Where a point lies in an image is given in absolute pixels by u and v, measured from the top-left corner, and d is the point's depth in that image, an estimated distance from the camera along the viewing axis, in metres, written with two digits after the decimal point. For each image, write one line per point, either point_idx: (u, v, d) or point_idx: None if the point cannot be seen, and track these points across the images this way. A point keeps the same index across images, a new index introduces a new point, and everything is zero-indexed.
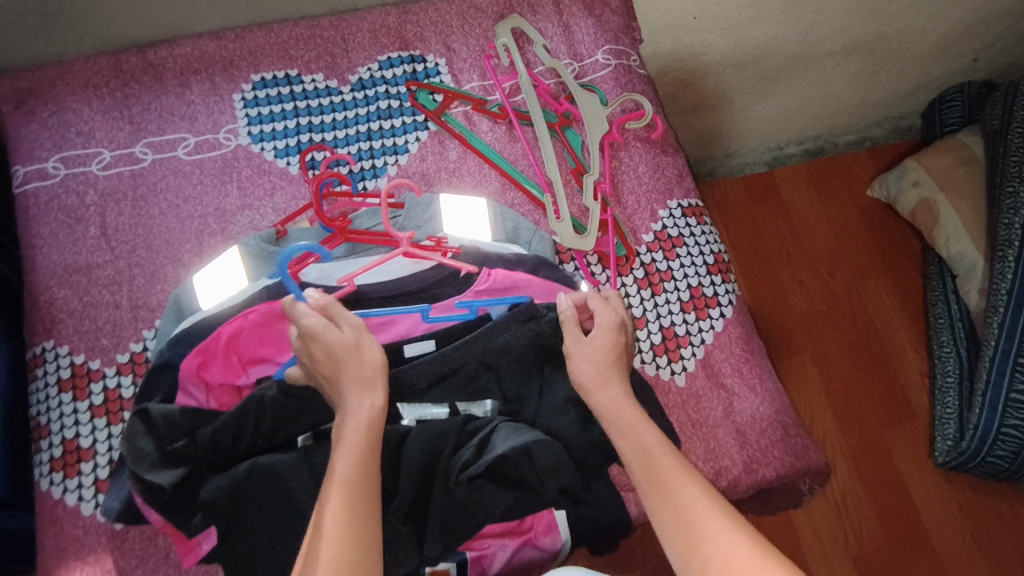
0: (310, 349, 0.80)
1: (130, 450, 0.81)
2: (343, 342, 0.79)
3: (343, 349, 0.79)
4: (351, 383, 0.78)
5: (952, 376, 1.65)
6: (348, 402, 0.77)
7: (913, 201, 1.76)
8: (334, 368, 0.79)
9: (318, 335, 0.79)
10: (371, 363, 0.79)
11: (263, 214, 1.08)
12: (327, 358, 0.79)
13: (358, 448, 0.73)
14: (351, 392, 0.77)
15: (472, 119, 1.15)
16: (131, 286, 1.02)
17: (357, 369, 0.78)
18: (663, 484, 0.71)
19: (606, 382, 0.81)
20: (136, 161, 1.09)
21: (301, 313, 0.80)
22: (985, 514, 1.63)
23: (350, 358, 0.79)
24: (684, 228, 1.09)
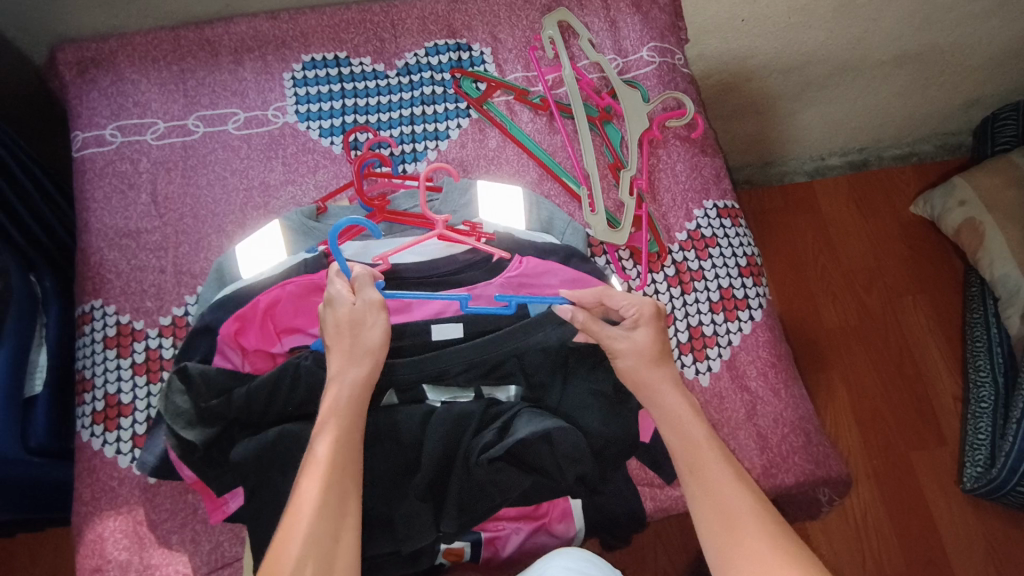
0: (326, 315, 0.82)
1: (167, 408, 0.85)
2: (350, 315, 0.81)
3: (344, 323, 0.80)
4: (346, 358, 0.79)
5: (986, 402, 1.61)
6: (336, 376, 0.79)
7: (958, 220, 1.72)
8: (336, 339, 0.80)
9: (337, 303, 0.82)
10: (367, 343, 0.80)
11: (305, 190, 1.11)
12: (334, 329, 0.81)
13: (336, 430, 0.75)
14: (340, 368, 0.79)
15: (514, 109, 1.16)
16: (177, 253, 1.06)
17: (353, 346, 0.80)
18: (709, 482, 0.73)
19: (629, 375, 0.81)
20: (188, 133, 1.13)
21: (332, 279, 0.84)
22: (1010, 546, 1.59)
23: (353, 332, 0.80)
24: (718, 229, 1.09)
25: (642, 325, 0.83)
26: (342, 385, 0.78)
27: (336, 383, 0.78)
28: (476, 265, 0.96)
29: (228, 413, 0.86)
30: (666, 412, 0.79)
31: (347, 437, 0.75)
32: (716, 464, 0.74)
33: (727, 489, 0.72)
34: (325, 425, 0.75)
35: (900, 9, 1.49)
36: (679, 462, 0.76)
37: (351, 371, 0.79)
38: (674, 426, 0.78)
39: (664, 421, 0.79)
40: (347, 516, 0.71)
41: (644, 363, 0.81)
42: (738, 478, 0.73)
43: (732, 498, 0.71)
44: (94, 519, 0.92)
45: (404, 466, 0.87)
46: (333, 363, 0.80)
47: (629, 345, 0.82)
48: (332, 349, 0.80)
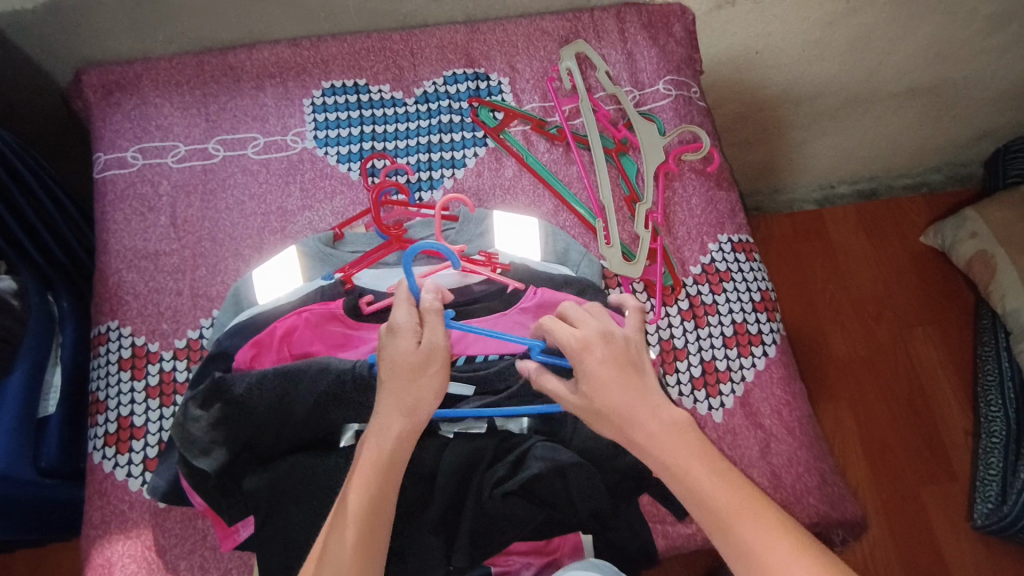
0: (387, 344, 0.79)
1: (179, 436, 0.85)
2: (412, 355, 0.77)
3: (405, 363, 0.77)
4: (397, 403, 0.76)
5: (997, 437, 1.59)
6: (382, 418, 0.76)
7: (970, 252, 1.72)
8: (394, 377, 0.77)
9: (403, 338, 0.78)
10: (422, 391, 0.77)
11: (322, 216, 1.11)
12: (392, 363, 0.77)
13: (370, 482, 0.73)
14: (385, 413, 0.76)
15: (531, 139, 1.17)
16: (193, 275, 1.06)
17: (409, 390, 0.77)
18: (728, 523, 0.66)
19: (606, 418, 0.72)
20: (208, 156, 1.14)
21: (399, 304, 0.80)
22: None
23: (414, 376, 0.77)
24: (733, 263, 1.08)
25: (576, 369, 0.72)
26: (387, 429, 0.75)
27: (380, 424, 0.76)
28: (490, 296, 0.97)
29: (246, 433, 0.87)
30: (677, 475, 0.69)
31: (381, 489, 0.73)
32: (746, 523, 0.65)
33: (770, 554, 0.63)
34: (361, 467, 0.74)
35: (912, 43, 1.50)
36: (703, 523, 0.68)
37: (399, 416, 0.76)
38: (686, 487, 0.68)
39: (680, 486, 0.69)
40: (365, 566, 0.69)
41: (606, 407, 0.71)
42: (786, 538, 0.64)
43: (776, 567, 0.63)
44: (103, 542, 0.92)
45: (418, 494, 0.88)
46: (386, 403, 0.77)
47: (580, 401, 0.74)
48: (387, 386, 0.77)
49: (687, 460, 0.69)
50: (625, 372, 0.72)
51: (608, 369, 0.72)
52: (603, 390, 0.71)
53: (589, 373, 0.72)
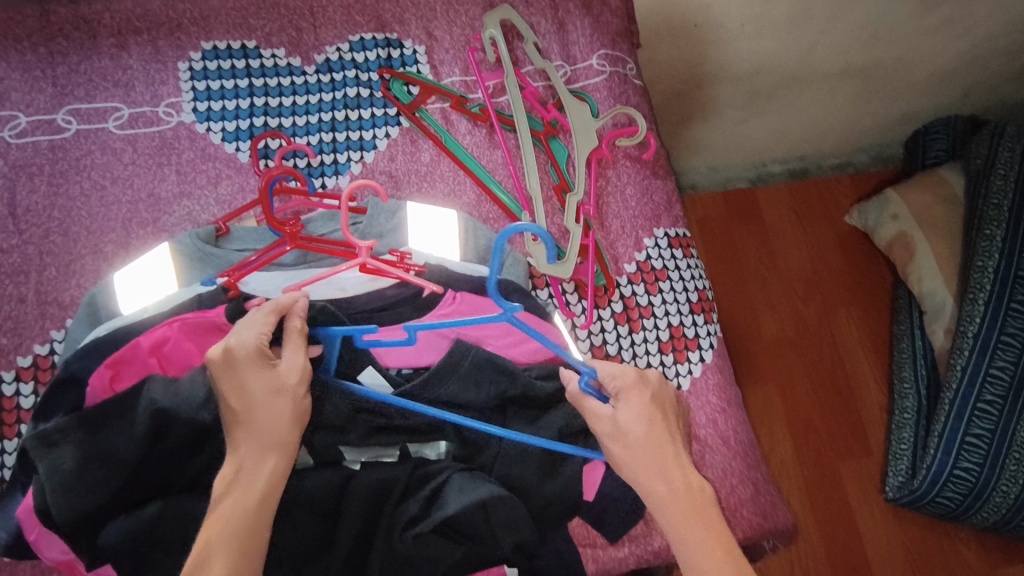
0: (232, 374, 0.73)
1: (45, 464, 0.71)
2: (270, 380, 0.73)
3: (265, 389, 0.72)
4: (260, 435, 0.71)
5: (909, 413, 1.63)
6: (247, 455, 0.70)
7: (890, 234, 1.73)
8: (252, 408, 0.72)
9: (257, 362, 0.73)
10: (278, 423, 0.72)
11: (204, 205, 0.95)
12: (244, 394, 0.72)
13: (239, 523, 0.66)
14: (249, 449, 0.71)
15: (450, 118, 1.04)
16: (40, 278, 0.88)
17: (265, 419, 0.72)
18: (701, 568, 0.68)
19: (637, 447, 0.75)
20: (57, 130, 0.94)
21: (247, 327, 0.74)
22: (927, 553, 1.64)
23: (275, 401, 0.73)
24: (669, 260, 1.00)
25: (630, 400, 0.77)
26: (253, 461, 0.70)
27: (243, 459, 0.70)
28: (404, 301, 0.85)
29: (127, 473, 0.72)
30: (682, 538, 0.70)
31: (259, 524, 0.67)
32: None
33: None
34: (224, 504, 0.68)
35: (848, 22, 1.45)
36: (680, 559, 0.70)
37: (264, 447, 0.71)
38: (687, 551, 0.70)
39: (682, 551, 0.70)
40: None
41: (638, 440, 0.75)
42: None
43: None
44: None
45: (317, 536, 0.76)
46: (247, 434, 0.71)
47: (613, 427, 0.77)
48: (245, 417, 0.72)
49: (697, 530, 0.70)
50: (672, 420, 0.78)
51: (658, 411, 0.77)
52: (646, 425, 0.76)
53: (638, 410, 0.77)
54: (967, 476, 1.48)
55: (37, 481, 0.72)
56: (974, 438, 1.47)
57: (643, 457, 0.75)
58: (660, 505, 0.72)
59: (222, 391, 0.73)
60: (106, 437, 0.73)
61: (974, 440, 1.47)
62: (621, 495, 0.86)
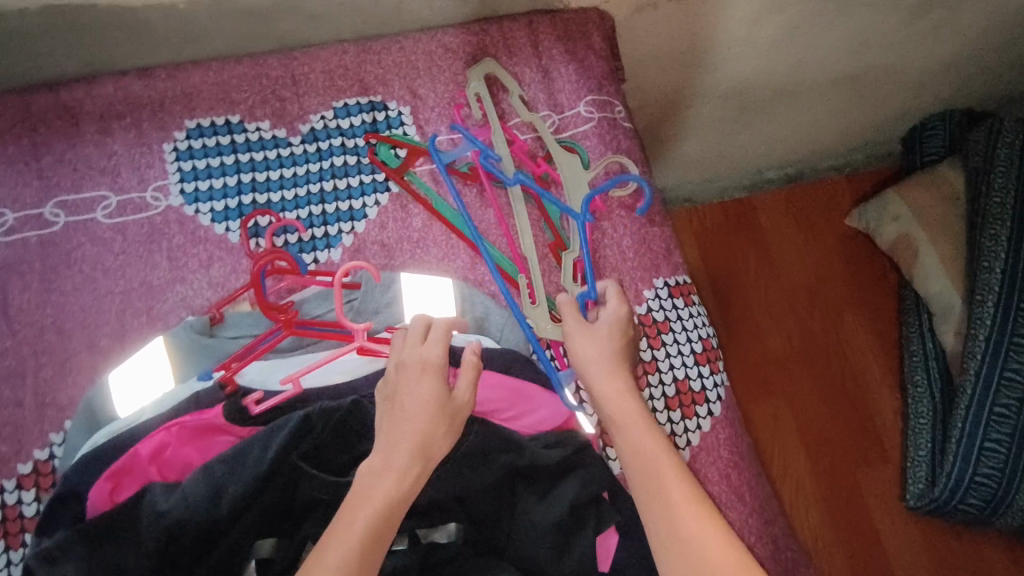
0: (413, 375, 0.76)
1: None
2: (440, 397, 0.75)
3: (434, 404, 0.74)
4: (417, 440, 0.72)
5: (924, 418, 1.61)
6: (399, 453, 0.71)
7: (893, 235, 1.71)
8: (414, 411, 0.74)
9: (436, 374, 0.76)
10: (433, 439, 0.73)
11: (197, 289, 0.94)
12: (416, 395, 0.75)
13: (377, 516, 0.67)
14: (402, 448, 0.71)
15: (440, 180, 1.03)
16: (36, 379, 0.87)
17: (425, 428, 0.73)
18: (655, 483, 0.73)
19: (604, 357, 0.83)
20: (46, 224, 0.93)
21: (434, 340, 0.78)
22: (951, 555, 1.62)
23: (440, 420, 0.74)
24: (671, 311, 0.99)
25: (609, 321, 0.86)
26: (402, 462, 0.70)
27: (394, 457, 0.71)
28: None
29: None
30: (627, 431, 0.77)
31: (388, 525, 0.67)
32: (669, 480, 0.73)
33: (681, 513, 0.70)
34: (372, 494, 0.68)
35: (838, 34, 1.43)
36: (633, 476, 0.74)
37: (414, 455, 0.71)
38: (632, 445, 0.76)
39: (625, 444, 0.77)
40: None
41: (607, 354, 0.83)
42: (691, 498, 0.71)
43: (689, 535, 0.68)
44: None
45: None
46: (401, 436, 0.72)
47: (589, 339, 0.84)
48: (407, 422, 0.73)
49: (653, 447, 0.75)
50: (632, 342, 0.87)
51: (625, 332, 0.86)
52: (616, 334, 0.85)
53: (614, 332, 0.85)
54: (987, 482, 1.46)
55: None
56: (992, 445, 1.44)
57: (600, 362, 0.83)
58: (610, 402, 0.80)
59: (398, 389, 0.76)
60: (111, 553, 0.71)
61: (992, 446, 1.44)
62: (637, 563, 0.84)
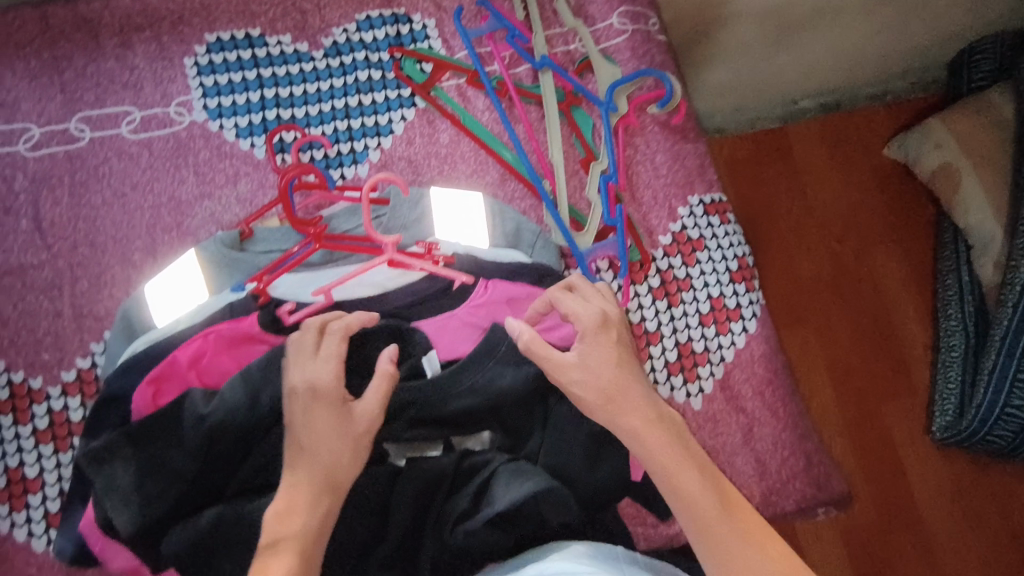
0: (308, 405, 0.71)
1: (100, 480, 0.72)
2: (338, 420, 0.70)
3: (332, 430, 0.70)
4: (320, 475, 0.68)
5: (957, 351, 1.56)
6: (305, 490, 0.68)
7: (935, 164, 1.58)
8: (314, 441, 0.70)
9: (334, 398, 0.71)
10: (336, 470, 0.69)
11: (226, 205, 0.93)
12: (312, 424, 0.70)
13: (295, 559, 0.64)
14: (307, 487, 0.68)
15: (467, 95, 0.99)
16: (74, 292, 0.89)
17: (327, 460, 0.69)
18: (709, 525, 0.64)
19: (622, 376, 0.72)
20: (72, 139, 0.93)
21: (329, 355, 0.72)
22: (975, 489, 1.58)
23: (346, 445, 0.70)
24: (706, 228, 0.96)
25: (592, 343, 0.73)
26: (307, 499, 0.67)
27: (297, 499, 0.67)
28: (435, 294, 0.83)
29: (175, 492, 0.73)
30: (682, 496, 0.66)
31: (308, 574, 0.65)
32: (738, 536, 0.64)
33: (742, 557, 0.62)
34: (284, 543, 0.65)
35: None
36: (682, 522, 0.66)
37: (318, 489, 0.68)
38: (694, 515, 0.65)
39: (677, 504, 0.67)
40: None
41: (608, 381, 0.72)
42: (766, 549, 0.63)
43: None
44: None
45: (370, 530, 0.77)
46: (303, 475, 0.68)
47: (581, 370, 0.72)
48: (305, 457, 0.69)
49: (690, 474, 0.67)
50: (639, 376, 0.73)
51: (620, 346, 0.75)
52: (612, 371, 0.72)
53: (604, 351, 0.74)
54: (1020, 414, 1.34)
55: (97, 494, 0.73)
56: None
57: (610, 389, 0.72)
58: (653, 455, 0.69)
59: (293, 421, 0.71)
60: (156, 452, 0.73)
61: None
62: None
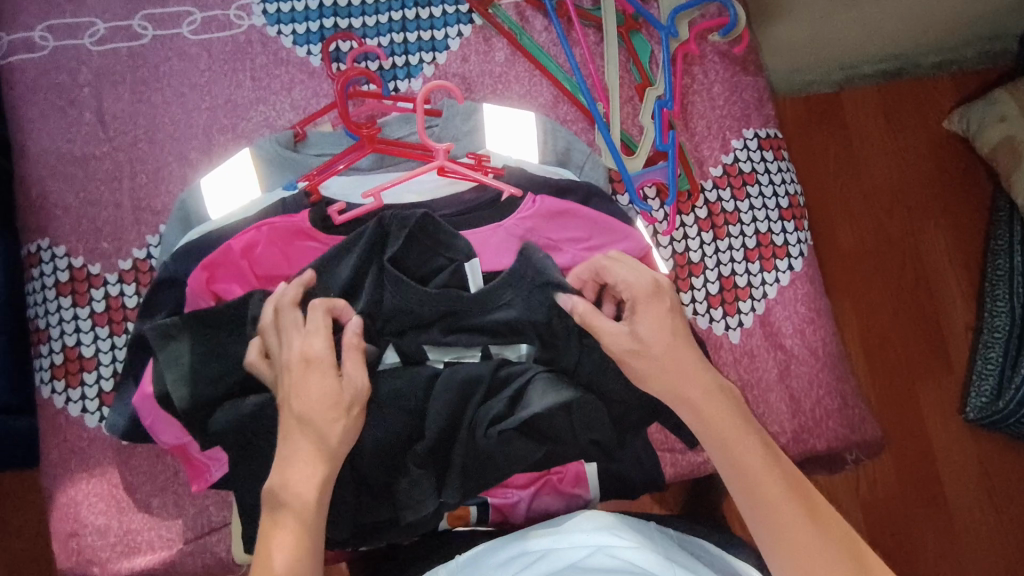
0: (302, 376, 0.68)
1: (164, 355, 0.76)
2: (332, 390, 0.68)
3: (328, 399, 0.67)
4: (317, 445, 0.66)
5: (1000, 331, 1.41)
6: (298, 461, 0.66)
7: (996, 138, 1.43)
8: (308, 413, 0.67)
9: (324, 368, 0.68)
10: (331, 439, 0.66)
11: (280, 110, 0.94)
12: (305, 395, 0.67)
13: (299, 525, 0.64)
14: (301, 457, 0.66)
15: (525, 15, 0.97)
16: (132, 185, 0.92)
17: (323, 429, 0.66)
18: (751, 482, 0.65)
19: (679, 350, 0.69)
20: (135, 37, 0.95)
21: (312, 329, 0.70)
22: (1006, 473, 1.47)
23: (337, 415, 0.67)
24: (759, 163, 0.94)
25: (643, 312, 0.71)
26: (301, 467, 0.66)
27: (290, 471, 0.65)
28: (481, 205, 0.83)
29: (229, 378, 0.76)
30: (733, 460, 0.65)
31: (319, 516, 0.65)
32: (783, 495, 0.64)
33: (786, 516, 0.63)
34: (288, 509, 0.64)
35: None
36: (727, 478, 0.67)
37: (313, 459, 0.66)
38: (752, 490, 0.64)
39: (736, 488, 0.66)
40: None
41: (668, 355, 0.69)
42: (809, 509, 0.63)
43: (795, 537, 0.62)
44: (66, 481, 0.87)
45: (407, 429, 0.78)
46: (295, 447, 0.66)
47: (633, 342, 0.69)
48: (299, 427, 0.67)
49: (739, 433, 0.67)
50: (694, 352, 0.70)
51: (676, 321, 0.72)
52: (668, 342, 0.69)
53: (659, 318, 0.71)
54: None
55: (155, 368, 0.77)
56: None
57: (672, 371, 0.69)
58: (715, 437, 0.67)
59: (287, 392, 0.68)
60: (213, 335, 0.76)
61: None
62: None
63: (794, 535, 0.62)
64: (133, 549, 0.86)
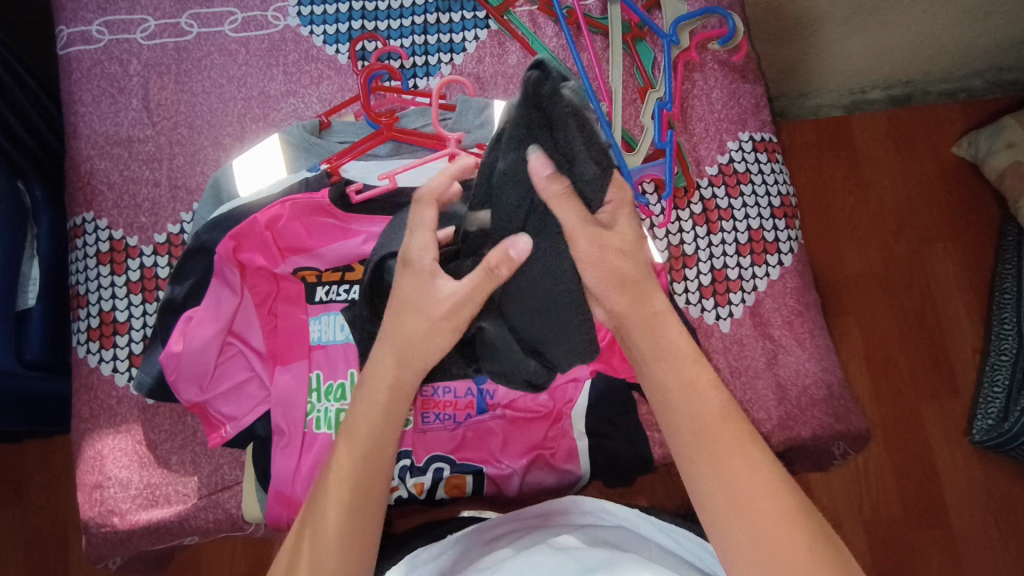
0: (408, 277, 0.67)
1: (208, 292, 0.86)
2: (433, 296, 0.66)
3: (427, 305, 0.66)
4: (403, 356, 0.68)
5: (1008, 355, 1.38)
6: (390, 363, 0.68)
7: (1003, 164, 1.42)
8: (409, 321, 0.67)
9: (424, 279, 0.66)
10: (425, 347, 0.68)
11: (308, 103, 1.02)
12: (406, 305, 0.67)
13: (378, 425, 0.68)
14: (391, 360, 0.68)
15: (538, 21, 1.05)
16: (171, 165, 1.00)
17: (418, 339, 0.67)
18: (710, 463, 0.61)
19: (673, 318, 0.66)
20: (181, 33, 1.04)
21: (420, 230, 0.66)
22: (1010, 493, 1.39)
23: (438, 322, 0.66)
24: (753, 164, 0.99)
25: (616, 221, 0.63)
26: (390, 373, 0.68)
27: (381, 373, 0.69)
28: None
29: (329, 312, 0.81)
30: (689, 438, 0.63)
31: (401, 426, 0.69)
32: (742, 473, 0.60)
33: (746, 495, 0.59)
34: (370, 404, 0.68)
35: None
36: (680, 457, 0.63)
37: (409, 365, 0.68)
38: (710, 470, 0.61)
39: (728, 545, 0.58)
40: (357, 537, 0.64)
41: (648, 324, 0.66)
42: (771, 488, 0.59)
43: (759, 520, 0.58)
44: (94, 436, 0.94)
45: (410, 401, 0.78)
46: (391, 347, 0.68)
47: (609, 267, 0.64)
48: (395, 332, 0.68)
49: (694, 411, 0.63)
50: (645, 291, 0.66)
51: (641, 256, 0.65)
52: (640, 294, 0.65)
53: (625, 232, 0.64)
54: None
55: (186, 328, 0.84)
56: None
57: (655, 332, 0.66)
58: (715, 477, 0.60)
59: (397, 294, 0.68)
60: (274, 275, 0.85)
61: None
62: None
63: (755, 517, 0.58)
64: (151, 502, 0.91)
